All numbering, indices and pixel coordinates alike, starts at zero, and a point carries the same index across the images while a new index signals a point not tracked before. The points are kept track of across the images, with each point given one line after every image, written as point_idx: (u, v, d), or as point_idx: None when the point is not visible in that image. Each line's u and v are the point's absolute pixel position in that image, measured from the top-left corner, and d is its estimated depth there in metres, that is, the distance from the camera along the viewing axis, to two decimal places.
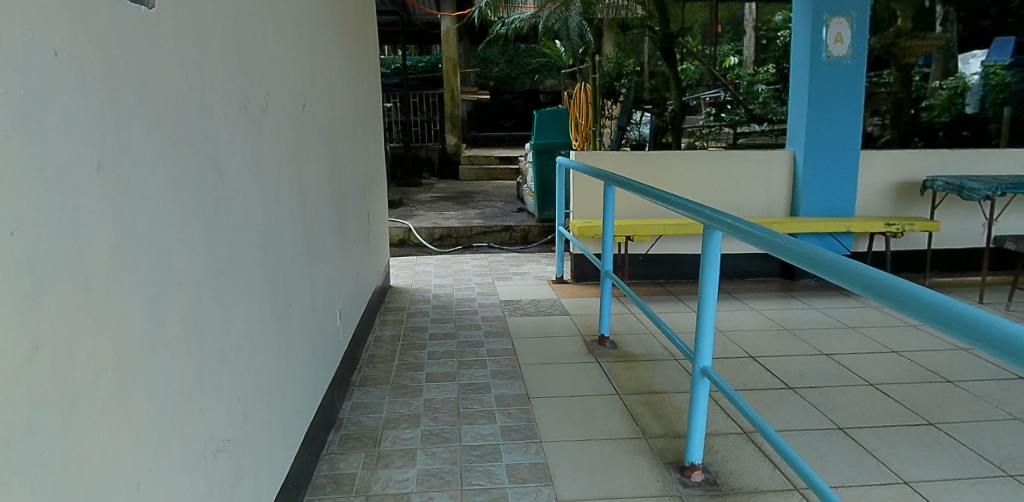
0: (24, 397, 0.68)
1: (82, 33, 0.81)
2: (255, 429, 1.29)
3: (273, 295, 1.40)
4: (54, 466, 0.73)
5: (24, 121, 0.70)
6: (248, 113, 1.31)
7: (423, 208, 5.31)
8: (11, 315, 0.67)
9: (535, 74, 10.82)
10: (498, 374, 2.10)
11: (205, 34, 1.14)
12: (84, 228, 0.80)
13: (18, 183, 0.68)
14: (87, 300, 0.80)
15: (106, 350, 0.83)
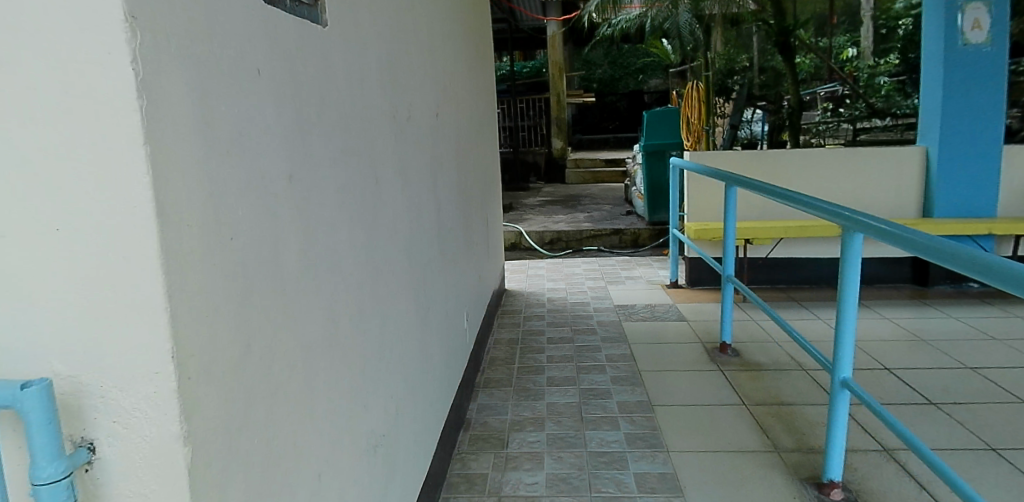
0: (207, 392, 0.73)
1: (250, 49, 0.85)
2: (399, 427, 1.33)
3: (412, 298, 1.44)
4: (231, 461, 0.77)
5: (205, 138, 0.75)
6: (390, 122, 1.36)
7: (532, 211, 5.38)
8: (194, 320, 0.71)
9: (639, 74, 10.67)
10: (618, 380, 2.06)
11: (352, 46, 1.19)
12: (256, 236, 0.85)
13: (201, 195, 0.73)
14: (257, 305, 0.84)
15: (273, 352, 0.88)
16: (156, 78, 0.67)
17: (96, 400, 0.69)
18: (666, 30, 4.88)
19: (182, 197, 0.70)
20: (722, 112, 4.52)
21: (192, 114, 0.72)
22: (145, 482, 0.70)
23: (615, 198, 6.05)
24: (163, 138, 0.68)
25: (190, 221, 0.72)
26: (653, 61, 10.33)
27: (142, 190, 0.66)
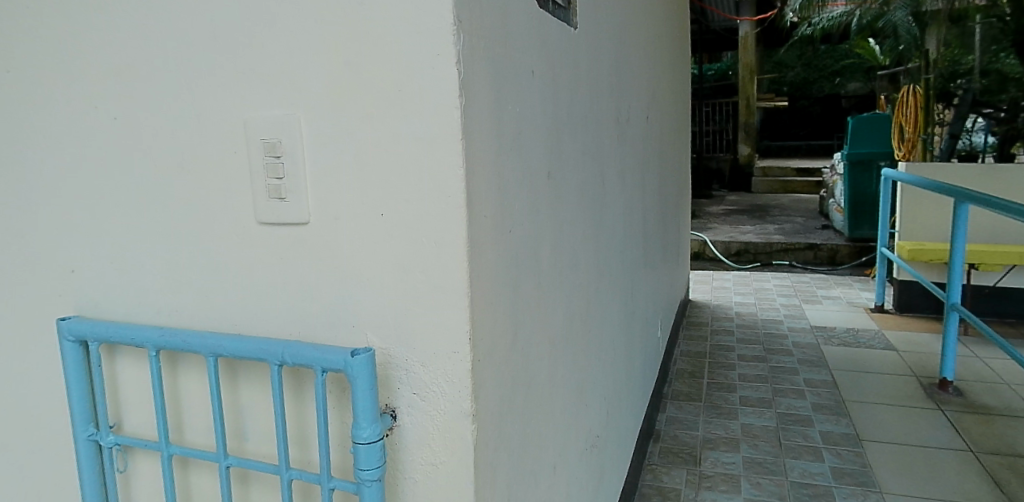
0: (485, 373, 0.75)
1: (524, 45, 0.87)
2: (611, 430, 1.30)
3: (626, 301, 1.42)
4: (496, 443, 0.79)
5: (491, 128, 0.77)
6: (619, 122, 1.35)
7: (717, 221, 5.27)
8: (480, 302, 0.74)
9: (835, 78, 9.84)
10: (820, 409, 1.90)
11: (595, 45, 1.19)
12: (522, 227, 0.86)
13: (487, 183, 0.76)
14: (520, 294, 0.86)
15: (529, 341, 0.89)
16: (468, 75, 0.69)
17: (401, 372, 0.74)
18: (876, 28, 4.55)
19: (480, 188, 0.73)
20: (939, 120, 3.95)
21: (485, 111, 0.76)
22: (437, 453, 0.74)
23: (804, 211, 5.64)
24: (470, 134, 0.71)
25: (483, 212, 0.74)
26: (854, 63, 9.43)
27: (456, 182, 0.68)
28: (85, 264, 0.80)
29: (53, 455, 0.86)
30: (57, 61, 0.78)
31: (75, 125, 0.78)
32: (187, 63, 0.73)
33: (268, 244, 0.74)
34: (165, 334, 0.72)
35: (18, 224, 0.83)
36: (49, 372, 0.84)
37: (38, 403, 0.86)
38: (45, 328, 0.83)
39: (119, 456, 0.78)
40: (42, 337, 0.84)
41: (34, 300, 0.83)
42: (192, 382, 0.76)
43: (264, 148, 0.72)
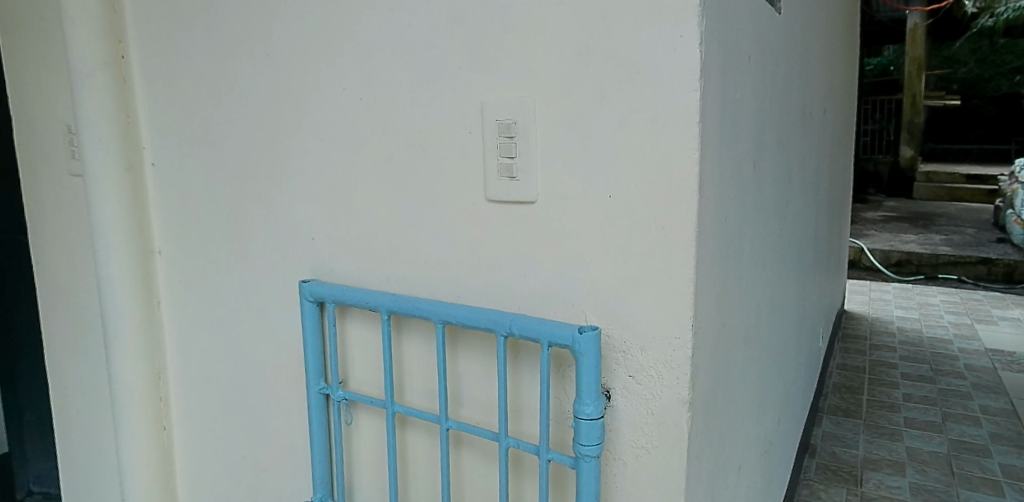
0: (698, 361, 0.74)
1: (741, 29, 0.84)
2: (782, 438, 1.24)
3: (799, 304, 1.35)
4: (701, 433, 0.77)
5: (715, 113, 0.75)
6: (805, 115, 1.28)
7: (875, 228, 5.05)
8: (701, 290, 0.72)
9: (1016, 75, 8.98)
10: (1000, 439, 1.71)
11: (792, 33, 1.14)
12: (730, 217, 0.84)
13: (709, 167, 0.74)
14: (725, 284, 0.84)
15: (729, 334, 0.87)
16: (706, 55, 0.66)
17: (617, 353, 0.73)
18: None
19: (706, 173, 0.71)
20: None
21: (714, 93, 0.73)
22: (649, 437, 0.73)
23: (974, 223, 5.15)
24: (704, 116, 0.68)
25: (706, 197, 0.72)
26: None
27: (691, 168, 0.64)
28: (323, 234, 0.88)
29: (282, 401, 0.96)
30: (305, 47, 0.84)
31: (317, 108, 0.85)
32: (425, 47, 0.77)
33: (496, 221, 0.77)
34: (397, 300, 0.77)
35: (258, 200, 0.92)
36: (285, 327, 0.93)
37: (269, 355, 0.96)
38: (282, 290, 0.93)
39: (344, 410, 0.84)
40: (280, 297, 0.93)
41: (271, 267, 0.93)
42: (414, 347, 0.80)
43: (497, 129, 0.74)
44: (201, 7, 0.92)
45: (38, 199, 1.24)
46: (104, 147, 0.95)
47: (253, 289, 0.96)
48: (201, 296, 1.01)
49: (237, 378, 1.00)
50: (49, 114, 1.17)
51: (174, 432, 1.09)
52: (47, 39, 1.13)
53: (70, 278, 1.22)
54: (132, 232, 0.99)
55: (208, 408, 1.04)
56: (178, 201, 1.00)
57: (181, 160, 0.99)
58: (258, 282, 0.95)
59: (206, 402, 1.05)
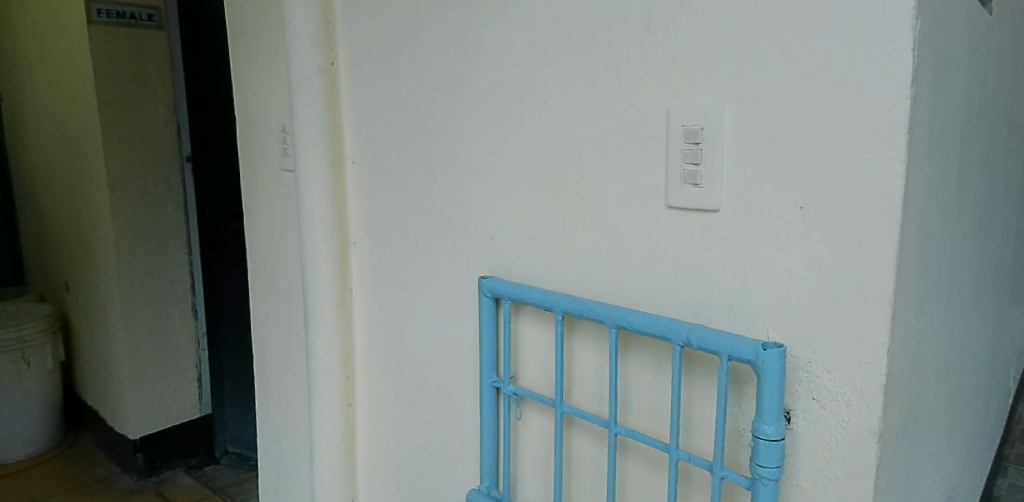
0: (895, 390, 0.67)
1: (955, 33, 0.77)
2: (966, 485, 1.11)
3: (993, 338, 1.20)
4: (890, 469, 0.70)
5: (927, 123, 0.68)
6: (1015, 128, 1.14)
7: None
8: (900, 312, 0.66)
9: None
10: None
11: (1006, 38, 1.02)
12: (932, 237, 0.76)
13: (917, 180, 0.67)
14: (923, 311, 0.76)
15: (922, 365, 0.79)
16: (921, 56, 0.60)
17: (802, 374, 0.69)
18: None
19: (913, 186, 0.65)
20: None
21: (927, 96, 0.67)
22: (831, 466, 0.68)
23: None
24: (916, 123, 0.63)
25: (912, 212, 0.66)
26: None
27: (895, 180, 0.59)
28: (503, 232, 0.96)
29: (459, 384, 1.07)
30: (496, 61, 0.93)
31: (503, 116, 0.93)
32: (608, 57, 0.80)
33: (675, 229, 0.76)
34: (571, 302, 0.80)
35: (444, 198, 1.05)
36: (464, 316, 1.04)
37: (447, 340, 1.08)
38: (464, 281, 1.03)
39: (515, 406, 0.92)
40: (462, 287, 1.04)
41: (454, 259, 1.05)
42: (584, 350, 0.83)
43: (683, 135, 0.73)
44: (404, 28, 1.07)
45: (254, 189, 1.47)
46: (317, 144, 1.21)
47: (436, 279, 1.09)
48: (388, 276, 1.20)
49: (415, 353, 1.16)
50: (267, 121, 1.38)
51: (355, 386, 1.33)
52: (269, 58, 1.33)
53: (276, 258, 1.45)
54: (333, 220, 1.23)
55: (389, 374, 1.24)
56: (370, 191, 1.21)
57: (377, 157, 1.18)
58: (443, 274, 1.07)
59: (387, 370, 1.24)
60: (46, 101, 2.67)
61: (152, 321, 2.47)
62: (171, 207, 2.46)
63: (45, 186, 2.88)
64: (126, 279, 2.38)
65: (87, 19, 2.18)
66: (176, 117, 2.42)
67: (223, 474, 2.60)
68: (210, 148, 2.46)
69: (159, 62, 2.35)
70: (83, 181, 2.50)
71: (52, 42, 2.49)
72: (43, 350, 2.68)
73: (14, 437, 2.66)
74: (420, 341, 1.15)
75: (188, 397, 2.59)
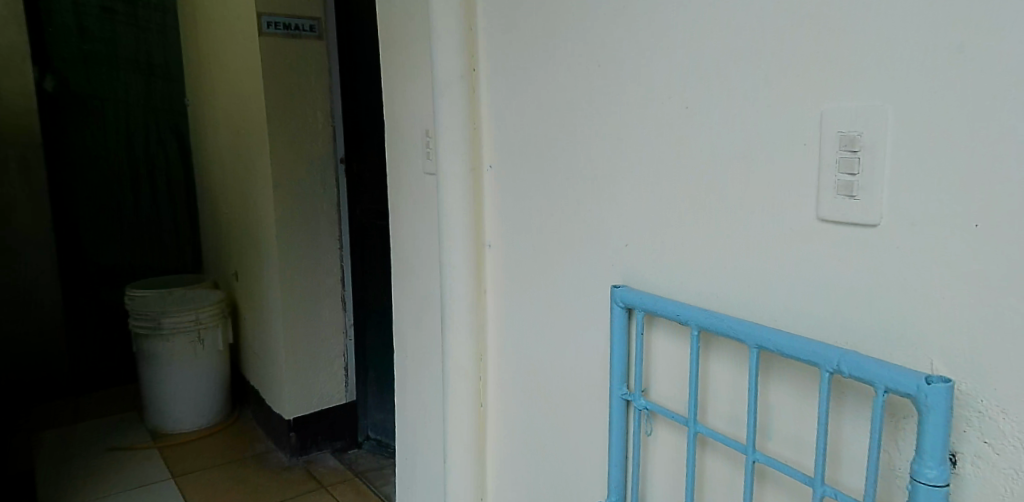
0: None
1: None
2: None
3: None
4: None
5: None
6: None
7: None
8: None
9: None
10: None
11: None
12: None
13: None
14: None
15: None
16: None
17: (971, 412, 0.60)
18: None
19: None
20: None
21: None
22: None
23: None
24: None
25: None
26: None
27: None
28: (637, 241, 0.95)
29: (589, 393, 1.07)
30: (637, 67, 0.92)
31: (642, 123, 0.92)
32: (757, 60, 0.76)
33: (826, 244, 0.70)
34: (708, 317, 0.77)
35: (579, 205, 1.05)
36: (594, 325, 1.04)
37: (576, 349, 1.09)
38: (595, 288, 1.04)
39: (646, 421, 0.90)
40: (593, 295, 1.04)
41: (585, 266, 1.05)
42: (722, 368, 0.79)
43: (839, 142, 0.68)
44: (544, 37, 1.09)
45: (398, 191, 1.57)
46: (457, 150, 1.27)
47: (567, 286, 1.10)
48: (522, 280, 1.22)
49: (545, 358, 1.18)
50: (412, 127, 1.47)
51: (487, 385, 1.38)
52: (415, 67, 1.42)
53: (417, 258, 1.53)
54: (470, 223, 1.29)
55: (520, 375, 1.27)
56: (505, 196, 1.24)
57: (514, 164, 1.21)
58: (574, 281, 1.08)
59: (517, 371, 1.28)
60: (224, 111, 3.04)
61: (307, 310, 2.72)
62: (326, 206, 2.70)
63: (221, 186, 3.28)
64: (286, 270, 2.65)
65: (259, 31, 2.46)
66: (331, 122, 2.66)
67: (364, 459, 2.82)
68: (360, 150, 2.66)
69: (318, 71, 2.60)
70: (252, 182, 2.81)
71: (231, 57, 2.83)
72: (215, 332, 3.05)
73: (192, 408, 3.05)
74: (550, 347, 1.16)
75: (335, 384, 2.83)
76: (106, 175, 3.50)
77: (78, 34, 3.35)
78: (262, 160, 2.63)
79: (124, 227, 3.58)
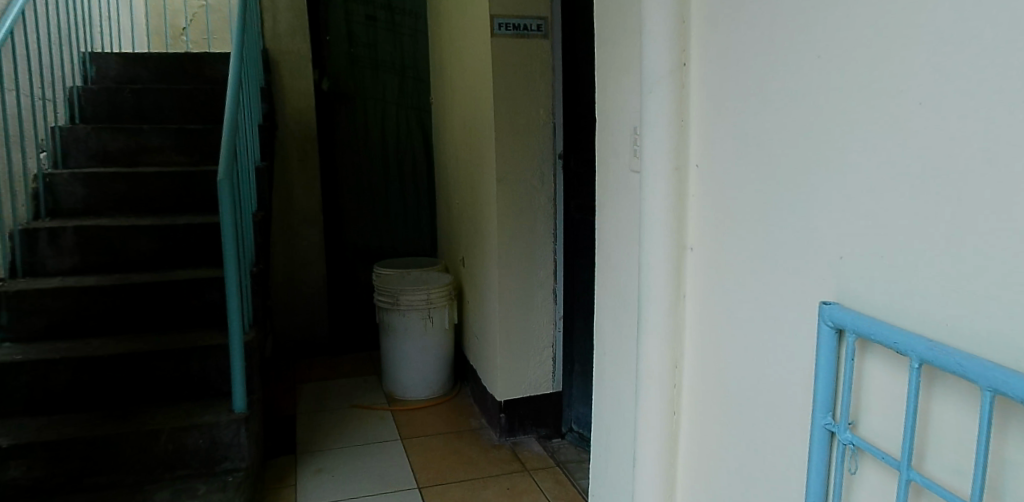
0: None
1: None
2: None
3: None
4: None
5: None
6: None
7: None
8: None
9: None
10: None
11: None
12: None
13: None
14: None
15: None
16: None
17: None
18: None
19: None
20: None
21: None
22: None
23: None
24: None
25: None
26: None
27: None
28: (856, 253, 0.84)
29: (791, 417, 0.99)
30: (863, 59, 0.82)
31: (865, 121, 0.82)
32: (1010, 46, 0.63)
33: None
34: (932, 348, 0.66)
35: (790, 209, 0.97)
36: (802, 343, 0.95)
37: (780, 368, 1.01)
38: (802, 302, 0.95)
39: (850, 457, 0.81)
40: (801, 309, 0.95)
41: (793, 276, 0.97)
42: (948, 410, 0.68)
43: None
44: (761, 27, 1.03)
45: (605, 187, 1.60)
46: (662, 148, 1.25)
47: (772, 297, 1.02)
48: (723, 288, 1.17)
49: (744, 372, 1.12)
50: (621, 124, 1.48)
51: (682, 393, 1.34)
52: (627, 63, 1.43)
53: (619, 255, 1.54)
54: (673, 224, 1.27)
55: (716, 387, 1.21)
56: (711, 197, 1.20)
57: (723, 165, 1.15)
58: (779, 292, 1.00)
59: (714, 382, 1.22)
60: (460, 111, 3.37)
61: (521, 300, 2.90)
62: (541, 201, 2.84)
63: (454, 179, 3.64)
64: (504, 260, 2.85)
65: (491, 33, 2.67)
66: (551, 118, 2.79)
67: (566, 449, 2.93)
68: (576, 145, 2.74)
69: (541, 70, 2.74)
70: (479, 174, 3.08)
71: (467, 61, 3.13)
72: (443, 312, 3.42)
73: (421, 378, 3.46)
74: (751, 361, 1.09)
75: (542, 373, 2.98)
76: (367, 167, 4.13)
77: (349, 41, 3.99)
78: (488, 156, 2.86)
79: (378, 213, 4.18)
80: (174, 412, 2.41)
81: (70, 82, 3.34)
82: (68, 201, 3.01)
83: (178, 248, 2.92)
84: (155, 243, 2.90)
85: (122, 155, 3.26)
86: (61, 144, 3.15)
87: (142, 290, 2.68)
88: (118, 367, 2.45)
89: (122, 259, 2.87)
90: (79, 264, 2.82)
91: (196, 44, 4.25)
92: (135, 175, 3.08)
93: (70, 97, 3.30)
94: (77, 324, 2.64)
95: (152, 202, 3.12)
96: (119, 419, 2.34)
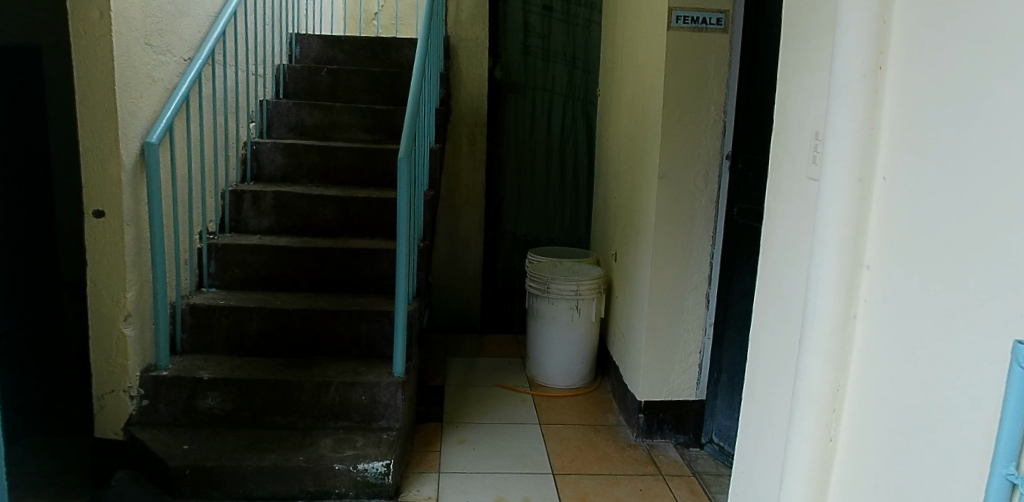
0: None
1: None
2: None
3: None
4: None
5: None
6: None
7: None
8: None
9: None
10: None
11: None
12: None
13: None
14: None
15: None
16: None
17: None
18: None
19: None
20: None
21: None
22: None
23: None
24: None
25: None
26: None
27: None
28: None
29: (973, 465, 0.92)
30: None
31: None
32: None
33: None
34: None
35: (992, 238, 0.90)
36: (986, 381, 0.90)
37: (953, 405, 0.96)
38: (991, 335, 0.89)
39: None
40: (987, 343, 0.90)
41: (981, 307, 0.91)
42: None
43: None
44: (981, 26, 0.94)
45: (777, 193, 1.51)
46: (846, 156, 1.17)
47: (958, 328, 0.95)
48: (899, 313, 1.09)
49: (917, 404, 1.04)
50: (803, 126, 1.39)
51: (841, 417, 1.25)
52: (815, 63, 1.34)
53: (785, 264, 1.46)
54: (851, 237, 1.18)
55: (877, 417, 1.14)
56: (895, 215, 1.11)
57: (915, 180, 1.06)
58: (964, 323, 0.94)
59: (880, 412, 1.13)
60: (627, 104, 3.35)
61: (672, 300, 2.83)
62: (703, 202, 2.74)
63: (614, 173, 3.65)
64: (658, 259, 2.79)
65: (669, 25, 2.61)
66: (722, 116, 2.68)
67: (704, 460, 2.83)
68: (749, 145, 2.61)
69: (717, 66, 2.64)
70: (640, 166, 3.05)
71: (640, 53, 3.08)
72: (591, 305, 3.44)
73: (564, 368, 3.53)
74: (923, 392, 1.03)
75: (686, 379, 2.90)
76: (531, 157, 4.26)
77: (525, 30, 4.13)
78: (652, 149, 2.82)
79: (537, 202, 4.30)
80: (342, 368, 2.72)
81: (278, 61, 3.84)
82: (268, 167, 3.48)
83: (358, 220, 3.27)
84: (338, 213, 3.26)
85: (316, 129, 3.68)
86: (267, 116, 3.64)
87: (325, 254, 3.04)
88: (301, 319, 2.81)
89: (310, 224, 3.27)
90: (275, 225, 3.26)
91: (386, 29, 4.70)
92: (326, 149, 3.48)
93: (277, 75, 3.80)
94: (270, 279, 3.05)
95: (339, 175, 3.50)
96: (297, 368, 2.69)
